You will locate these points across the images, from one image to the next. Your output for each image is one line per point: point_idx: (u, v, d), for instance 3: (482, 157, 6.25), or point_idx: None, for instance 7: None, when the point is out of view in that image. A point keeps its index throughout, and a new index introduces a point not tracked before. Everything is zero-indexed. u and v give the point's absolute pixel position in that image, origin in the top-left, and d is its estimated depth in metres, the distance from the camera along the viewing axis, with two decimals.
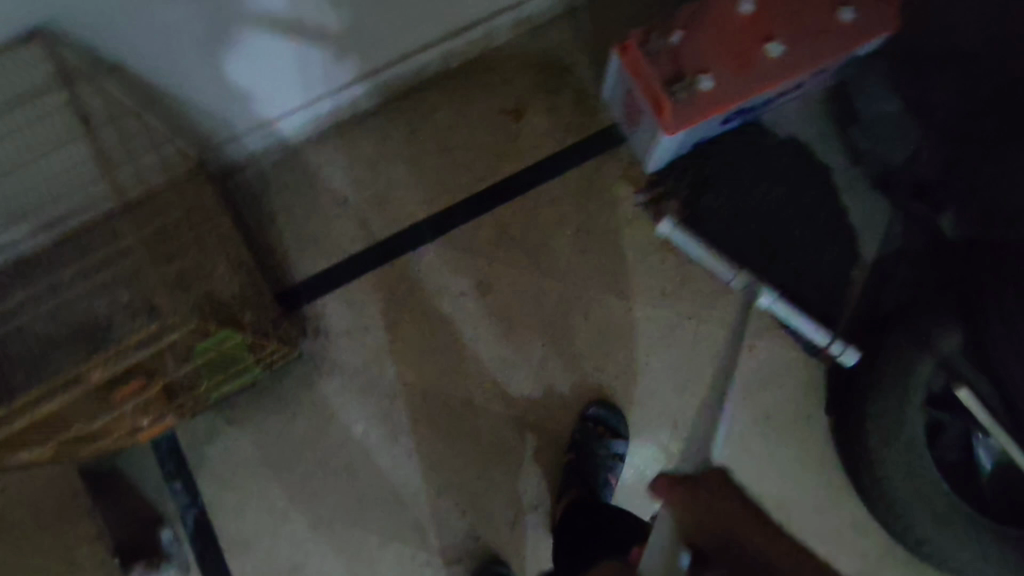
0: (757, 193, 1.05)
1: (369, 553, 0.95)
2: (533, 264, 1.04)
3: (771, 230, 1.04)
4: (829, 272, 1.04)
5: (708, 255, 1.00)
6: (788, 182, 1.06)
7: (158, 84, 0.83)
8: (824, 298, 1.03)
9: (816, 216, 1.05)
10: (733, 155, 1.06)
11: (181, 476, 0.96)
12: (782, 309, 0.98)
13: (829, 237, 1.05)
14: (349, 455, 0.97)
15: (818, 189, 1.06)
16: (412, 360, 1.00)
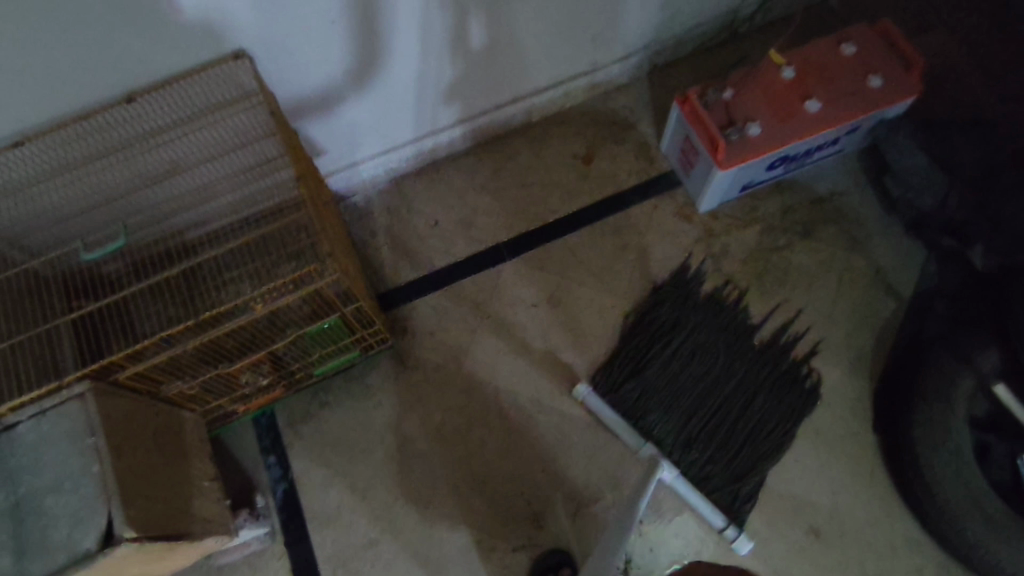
0: (680, 366, 1.10)
1: (438, 537, 1.01)
2: (598, 284, 1.17)
3: (685, 409, 1.07)
4: (740, 455, 1.04)
5: (619, 425, 1.06)
6: (715, 367, 1.10)
7: (308, 111, 1.03)
8: (728, 479, 1.03)
9: (733, 399, 1.08)
10: (667, 333, 1.12)
11: (274, 452, 1.06)
12: (686, 490, 1.00)
13: (743, 424, 1.06)
14: (426, 441, 1.07)
15: (746, 374, 1.09)
16: (487, 361, 1.12)
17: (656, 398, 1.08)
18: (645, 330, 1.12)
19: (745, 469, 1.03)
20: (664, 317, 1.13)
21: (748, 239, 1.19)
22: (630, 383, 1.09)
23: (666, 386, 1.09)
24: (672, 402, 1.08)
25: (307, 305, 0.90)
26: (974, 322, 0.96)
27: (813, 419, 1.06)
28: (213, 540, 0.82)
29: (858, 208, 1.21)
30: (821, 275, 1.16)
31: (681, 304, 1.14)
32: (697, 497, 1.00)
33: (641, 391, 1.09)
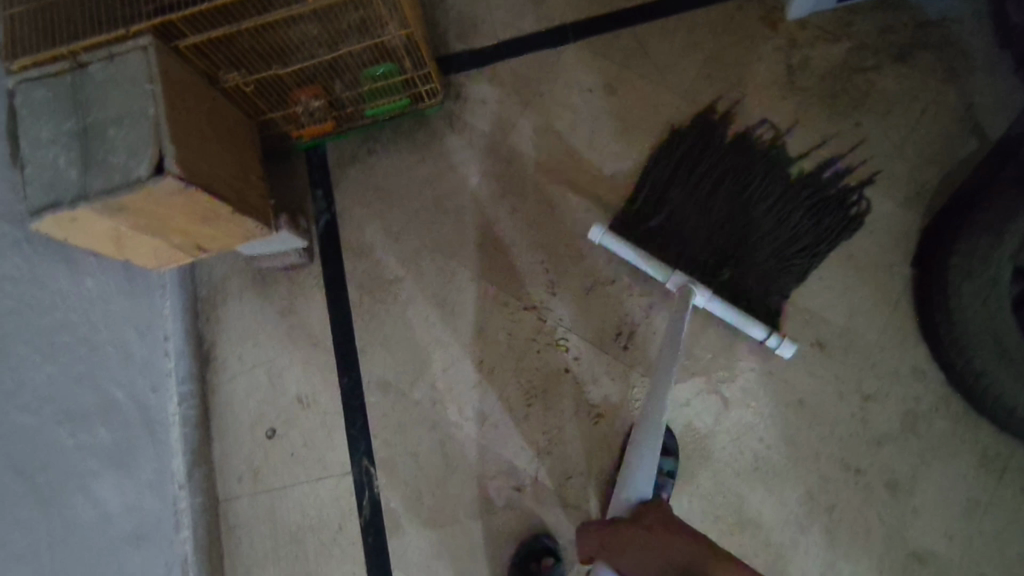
0: (706, 199, 1.03)
1: (458, 285, 1.09)
2: (659, 79, 1.13)
3: (713, 236, 1.01)
4: (776, 273, 1.01)
5: (643, 261, 0.98)
6: (753, 197, 1.03)
7: None
8: (761, 294, 1.00)
9: (773, 223, 1.02)
10: (697, 168, 1.05)
11: (322, 187, 1.14)
12: (719, 307, 0.95)
13: (781, 245, 1.01)
14: (462, 200, 1.11)
15: (784, 199, 1.03)
16: (532, 137, 1.13)
17: (681, 233, 1.02)
18: (667, 176, 1.06)
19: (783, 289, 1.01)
20: (691, 156, 1.07)
21: (832, 55, 1.10)
22: (653, 223, 1.04)
23: (694, 213, 1.03)
24: (703, 230, 1.02)
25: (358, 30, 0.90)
26: None
27: (850, 244, 1.03)
28: (256, 226, 0.92)
29: (968, 38, 1.08)
30: (904, 102, 1.08)
31: (707, 144, 1.07)
32: (734, 311, 0.95)
33: (666, 221, 1.03)
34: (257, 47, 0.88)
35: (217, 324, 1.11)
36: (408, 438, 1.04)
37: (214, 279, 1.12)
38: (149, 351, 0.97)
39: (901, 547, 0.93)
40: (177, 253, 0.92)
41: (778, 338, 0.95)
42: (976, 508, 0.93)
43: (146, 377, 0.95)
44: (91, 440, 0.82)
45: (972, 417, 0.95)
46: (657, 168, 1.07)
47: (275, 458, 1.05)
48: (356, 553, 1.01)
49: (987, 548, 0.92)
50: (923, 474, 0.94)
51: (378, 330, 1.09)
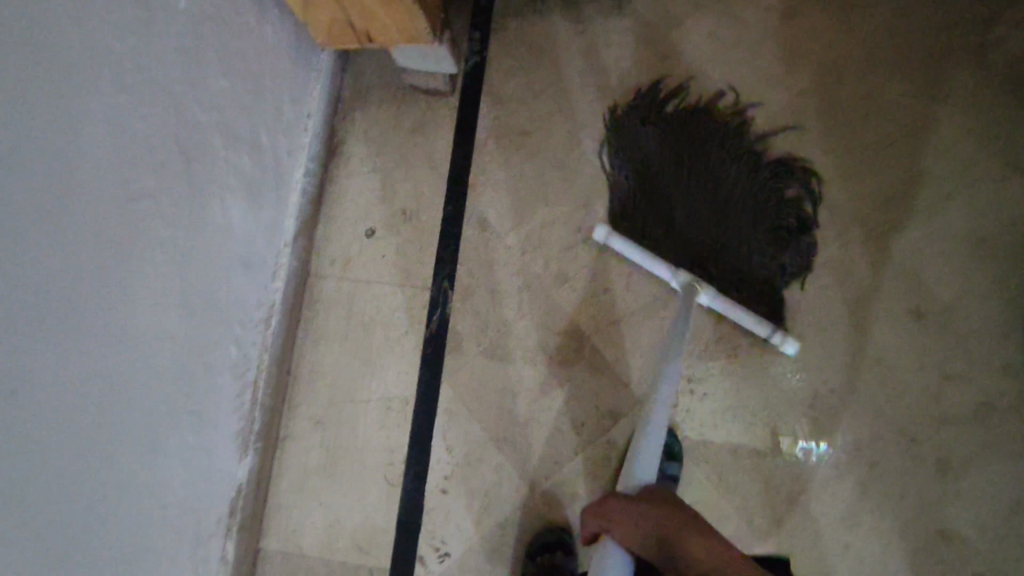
0: (718, 186, 1.03)
1: (579, 154, 1.11)
2: (844, 15, 1.09)
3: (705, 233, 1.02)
4: (772, 273, 1.00)
5: (646, 261, 1.01)
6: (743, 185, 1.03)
7: None
8: (757, 288, 1.00)
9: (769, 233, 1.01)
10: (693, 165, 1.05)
11: (480, 30, 1.17)
12: (722, 306, 0.97)
13: (775, 258, 1.01)
14: (608, 77, 1.13)
15: (771, 202, 1.02)
16: (697, 36, 1.12)
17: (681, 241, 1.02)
18: (665, 166, 1.05)
19: (786, 273, 1.00)
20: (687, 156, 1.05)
21: None
22: (664, 191, 1.04)
23: (701, 167, 1.04)
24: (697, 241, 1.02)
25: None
26: None
27: (982, 227, 1.00)
28: (426, 30, 0.97)
29: None
30: None
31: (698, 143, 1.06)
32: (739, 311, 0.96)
33: (685, 217, 1.03)
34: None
35: (349, 124, 1.17)
36: (489, 274, 1.09)
37: (359, 84, 1.18)
38: (295, 117, 1.07)
39: (929, 521, 0.92)
40: (348, 34, 0.99)
41: (781, 336, 0.95)
42: (1016, 510, 0.91)
43: (285, 137, 1.05)
44: (235, 167, 0.93)
45: None
46: (651, 144, 1.07)
47: (366, 256, 1.12)
48: (413, 358, 1.08)
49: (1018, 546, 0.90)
50: (974, 463, 0.93)
51: (492, 172, 1.13)
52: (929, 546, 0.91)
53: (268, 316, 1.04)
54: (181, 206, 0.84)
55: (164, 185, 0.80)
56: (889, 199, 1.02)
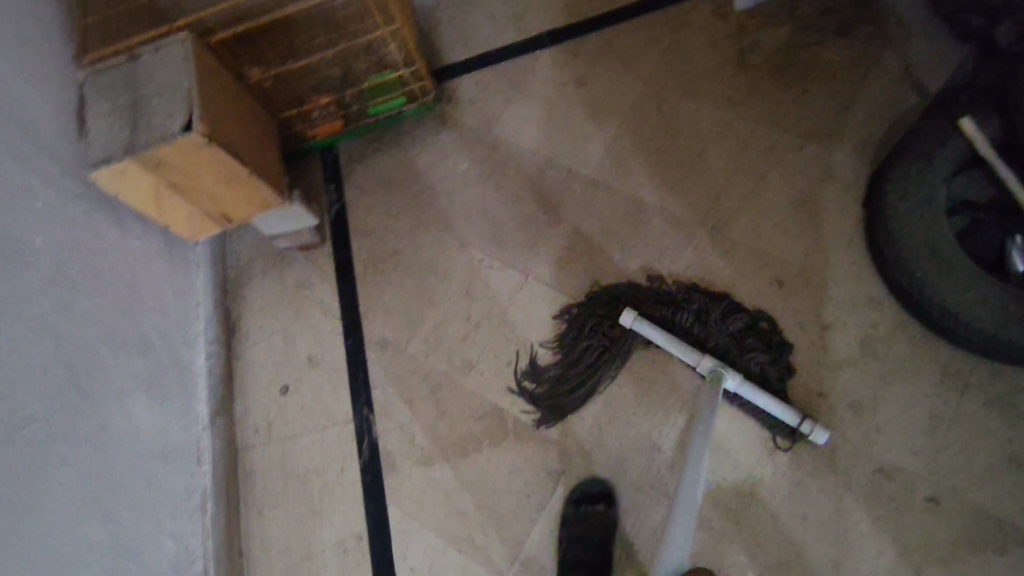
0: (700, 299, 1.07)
1: (449, 253, 1.21)
2: (625, 69, 1.27)
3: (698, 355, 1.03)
4: (778, 357, 1.01)
5: (671, 344, 1.02)
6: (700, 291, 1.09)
7: None
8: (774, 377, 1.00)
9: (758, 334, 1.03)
10: (660, 303, 1.07)
11: (333, 182, 1.31)
12: (751, 394, 0.96)
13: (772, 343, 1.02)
14: (451, 184, 1.26)
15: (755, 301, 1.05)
16: (517, 127, 1.28)
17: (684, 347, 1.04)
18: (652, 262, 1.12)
19: (777, 362, 1.01)
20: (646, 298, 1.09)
21: (781, 33, 1.22)
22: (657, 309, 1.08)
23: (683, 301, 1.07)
24: (695, 336, 1.04)
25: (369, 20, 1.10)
26: (976, 100, 0.97)
27: (802, 192, 1.11)
28: (272, 195, 1.09)
29: (903, 11, 1.18)
30: (849, 69, 1.17)
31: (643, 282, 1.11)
32: (763, 398, 0.95)
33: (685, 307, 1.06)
34: (274, 40, 1.07)
35: (241, 299, 1.25)
36: (403, 387, 1.14)
37: (241, 263, 1.27)
38: (183, 310, 1.14)
39: (868, 464, 0.94)
40: (208, 220, 1.08)
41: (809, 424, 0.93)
42: (939, 425, 0.94)
43: (178, 330, 1.11)
44: (128, 369, 0.97)
45: (928, 339, 0.98)
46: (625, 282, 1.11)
47: (287, 412, 1.16)
48: (356, 492, 1.09)
49: (956, 458, 0.92)
50: (883, 395, 0.97)
51: (379, 296, 1.21)
52: (878, 488, 0.93)
53: (202, 501, 1.05)
54: (68, 409, 0.84)
55: (57, 402, 0.82)
56: (717, 198, 1.14)
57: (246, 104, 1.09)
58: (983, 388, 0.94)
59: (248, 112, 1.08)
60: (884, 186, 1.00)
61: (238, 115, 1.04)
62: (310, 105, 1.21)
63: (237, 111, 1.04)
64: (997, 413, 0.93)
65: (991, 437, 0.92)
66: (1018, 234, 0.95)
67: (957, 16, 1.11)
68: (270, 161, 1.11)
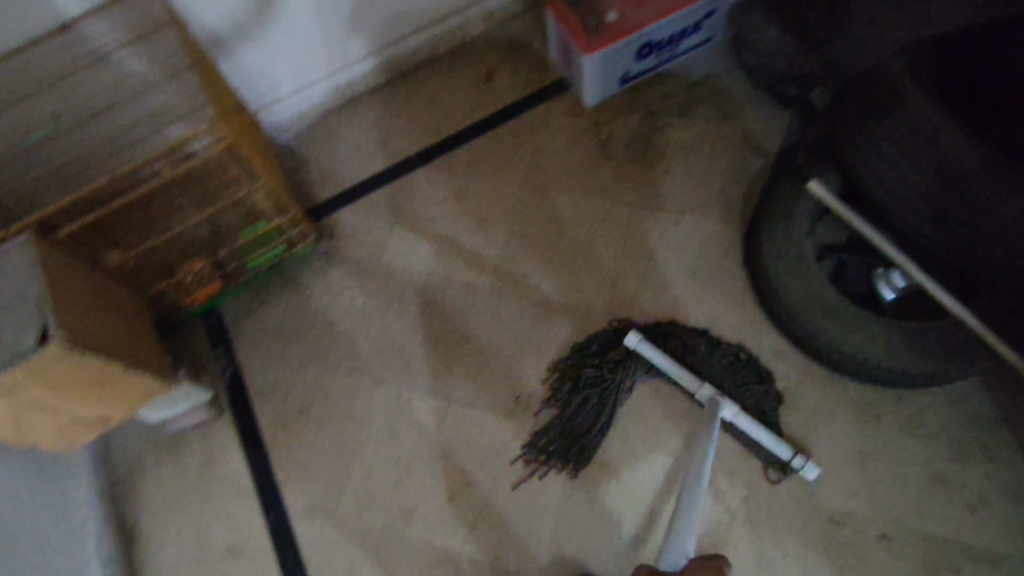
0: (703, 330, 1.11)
1: (363, 394, 1.15)
2: (499, 176, 1.31)
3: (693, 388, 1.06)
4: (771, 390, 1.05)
5: (676, 369, 1.05)
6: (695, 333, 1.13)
7: (218, 59, 1.21)
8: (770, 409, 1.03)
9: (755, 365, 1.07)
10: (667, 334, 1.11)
11: (222, 345, 1.22)
12: (748, 425, 0.98)
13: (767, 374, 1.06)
14: (350, 321, 1.21)
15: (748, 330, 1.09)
16: (406, 250, 1.27)
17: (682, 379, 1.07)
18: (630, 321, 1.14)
19: (772, 396, 1.04)
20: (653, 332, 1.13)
21: (632, 120, 1.32)
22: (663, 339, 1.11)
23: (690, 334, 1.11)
24: (695, 367, 1.08)
25: (227, 176, 1.08)
26: (813, 158, 1.08)
27: (689, 263, 1.17)
28: (153, 383, 0.99)
29: (730, 86, 1.31)
30: (699, 143, 1.27)
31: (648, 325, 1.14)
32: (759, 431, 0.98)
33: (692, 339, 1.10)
34: (130, 220, 1.03)
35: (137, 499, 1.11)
36: (343, 553, 1.05)
37: (128, 459, 1.13)
38: (66, 536, 0.99)
39: (819, 515, 0.96)
40: (82, 428, 0.96)
41: (800, 459, 0.96)
42: (870, 460, 0.98)
43: (64, 561, 0.96)
44: None
45: (834, 378, 1.04)
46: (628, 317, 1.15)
47: None
48: None
49: (893, 489, 0.96)
50: (813, 443, 1.01)
51: (296, 459, 1.12)
52: (834, 537, 0.95)
53: None
54: None
55: None
56: (615, 284, 1.18)
57: (108, 289, 1.00)
58: (897, 414, 1.00)
59: (111, 297, 0.99)
60: (758, 247, 1.08)
61: (98, 305, 0.95)
62: (183, 273, 1.13)
63: (98, 300, 0.96)
64: (915, 436, 0.98)
65: (917, 460, 0.97)
66: (877, 266, 1.04)
67: (775, 85, 1.25)
68: (145, 344, 1.01)
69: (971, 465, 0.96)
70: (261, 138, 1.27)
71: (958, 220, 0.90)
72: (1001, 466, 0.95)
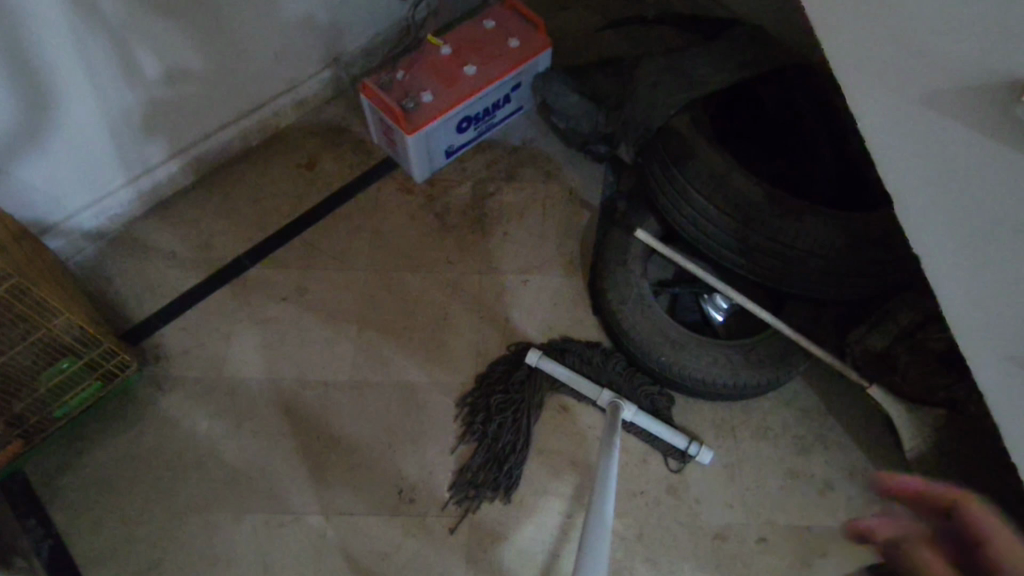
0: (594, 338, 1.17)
1: (224, 530, 1.02)
2: (340, 264, 1.26)
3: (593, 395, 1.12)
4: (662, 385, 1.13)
5: (576, 380, 1.10)
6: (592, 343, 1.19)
7: None
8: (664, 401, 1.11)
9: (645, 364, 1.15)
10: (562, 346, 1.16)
11: (34, 514, 1.02)
12: (647, 422, 1.05)
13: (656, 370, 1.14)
14: (195, 449, 1.08)
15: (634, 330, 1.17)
16: (250, 358, 1.16)
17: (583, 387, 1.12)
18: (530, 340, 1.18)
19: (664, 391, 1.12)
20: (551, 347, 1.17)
21: (463, 191, 1.35)
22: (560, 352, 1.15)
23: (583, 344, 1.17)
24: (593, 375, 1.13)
25: (14, 325, 0.93)
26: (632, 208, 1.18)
27: (543, 319, 1.21)
28: None
29: (547, 148, 1.40)
30: (530, 204, 1.34)
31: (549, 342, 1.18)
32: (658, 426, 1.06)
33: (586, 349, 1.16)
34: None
35: None
36: None
37: None
38: None
39: (704, 535, 1.02)
40: None
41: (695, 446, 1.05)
42: (736, 471, 1.07)
43: None
44: None
45: (692, 402, 1.13)
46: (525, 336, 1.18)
47: None
48: None
49: (759, 493, 1.05)
50: (687, 467, 1.07)
51: None
52: (722, 553, 1.01)
53: None
54: None
55: None
56: (476, 353, 1.18)
57: None
58: (747, 423, 1.10)
59: None
60: (603, 293, 1.15)
61: None
62: None
63: None
64: (767, 440, 1.09)
65: (773, 461, 1.08)
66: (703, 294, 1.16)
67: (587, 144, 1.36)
68: None
69: (814, 454, 1.08)
70: (53, 263, 1.11)
71: (756, 249, 1.03)
72: (836, 450, 1.08)
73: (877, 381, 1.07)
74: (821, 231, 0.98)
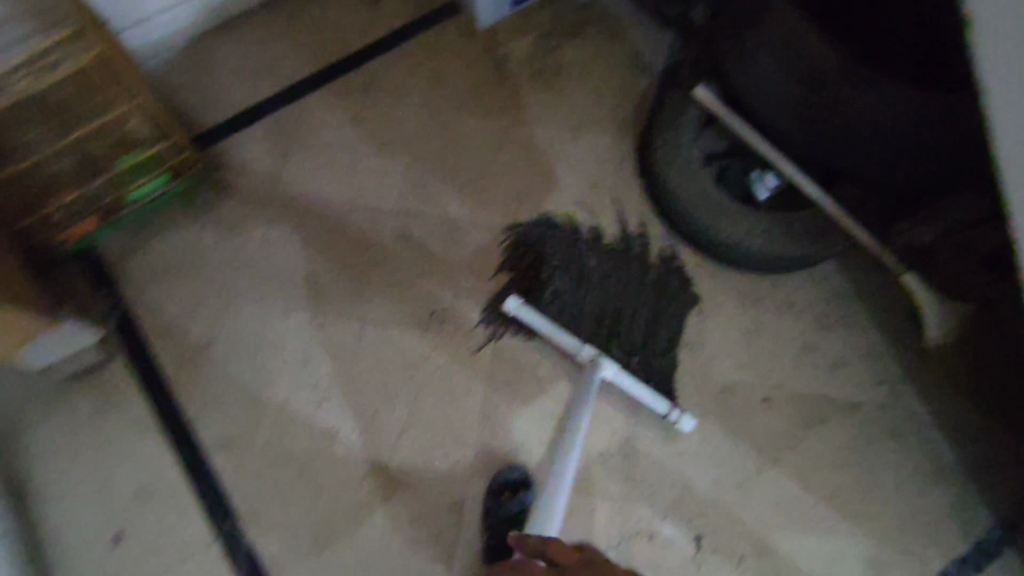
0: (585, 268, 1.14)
1: (271, 323, 1.12)
2: (396, 99, 1.29)
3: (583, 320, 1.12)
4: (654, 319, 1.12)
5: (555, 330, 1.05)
6: (596, 261, 1.15)
7: None
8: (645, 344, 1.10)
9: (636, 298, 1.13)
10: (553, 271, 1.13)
11: (106, 285, 1.13)
12: (628, 382, 1.01)
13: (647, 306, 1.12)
14: (251, 251, 1.16)
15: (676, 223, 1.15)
16: (304, 176, 1.22)
17: (575, 311, 1.12)
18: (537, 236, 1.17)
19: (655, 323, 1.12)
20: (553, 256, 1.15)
21: (525, 42, 1.34)
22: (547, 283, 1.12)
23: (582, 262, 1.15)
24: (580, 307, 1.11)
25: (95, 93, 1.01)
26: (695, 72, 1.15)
27: (588, 176, 1.23)
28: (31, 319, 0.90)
29: (616, 8, 1.36)
30: (590, 63, 1.32)
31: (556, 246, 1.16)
32: (640, 388, 1.02)
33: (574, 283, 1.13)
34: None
35: (23, 458, 1.02)
36: (267, 481, 1.02)
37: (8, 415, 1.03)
38: None
39: (712, 388, 1.08)
40: None
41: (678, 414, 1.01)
42: (754, 338, 1.11)
43: None
44: None
45: (722, 271, 1.16)
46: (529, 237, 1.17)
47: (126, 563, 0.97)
48: None
49: (772, 359, 1.10)
50: (707, 327, 1.12)
51: (202, 393, 1.07)
52: (726, 406, 1.07)
53: None
54: None
55: None
56: (519, 199, 1.21)
57: None
58: (773, 297, 1.13)
59: None
60: (653, 154, 1.16)
61: None
62: (52, 202, 1.04)
63: None
64: (789, 314, 1.12)
65: (792, 333, 1.11)
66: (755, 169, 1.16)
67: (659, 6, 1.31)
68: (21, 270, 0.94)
69: (834, 332, 1.11)
70: None
71: (814, 117, 0.99)
72: (857, 332, 1.11)
73: (914, 268, 1.06)
74: (886, 97, 0.91)
